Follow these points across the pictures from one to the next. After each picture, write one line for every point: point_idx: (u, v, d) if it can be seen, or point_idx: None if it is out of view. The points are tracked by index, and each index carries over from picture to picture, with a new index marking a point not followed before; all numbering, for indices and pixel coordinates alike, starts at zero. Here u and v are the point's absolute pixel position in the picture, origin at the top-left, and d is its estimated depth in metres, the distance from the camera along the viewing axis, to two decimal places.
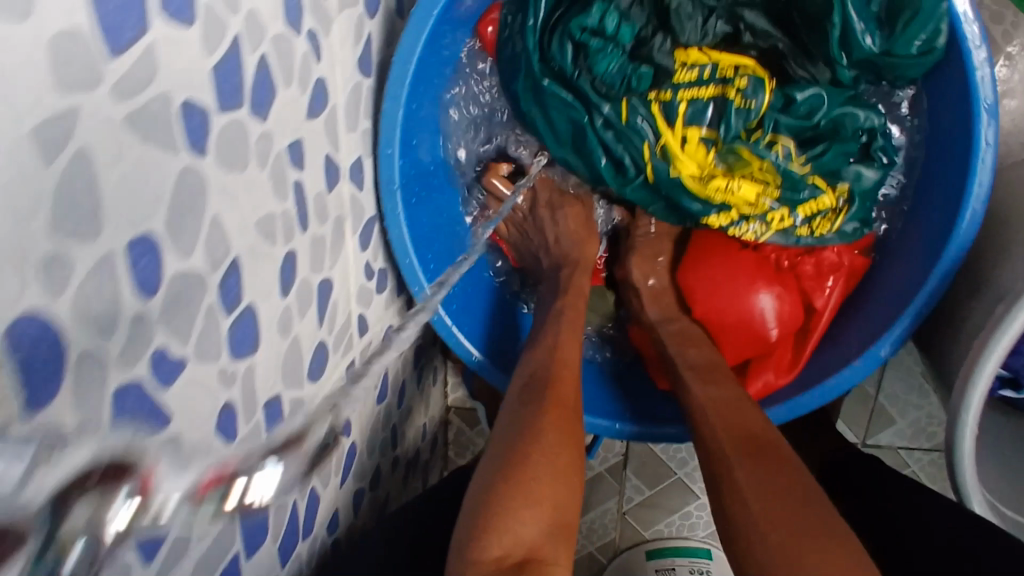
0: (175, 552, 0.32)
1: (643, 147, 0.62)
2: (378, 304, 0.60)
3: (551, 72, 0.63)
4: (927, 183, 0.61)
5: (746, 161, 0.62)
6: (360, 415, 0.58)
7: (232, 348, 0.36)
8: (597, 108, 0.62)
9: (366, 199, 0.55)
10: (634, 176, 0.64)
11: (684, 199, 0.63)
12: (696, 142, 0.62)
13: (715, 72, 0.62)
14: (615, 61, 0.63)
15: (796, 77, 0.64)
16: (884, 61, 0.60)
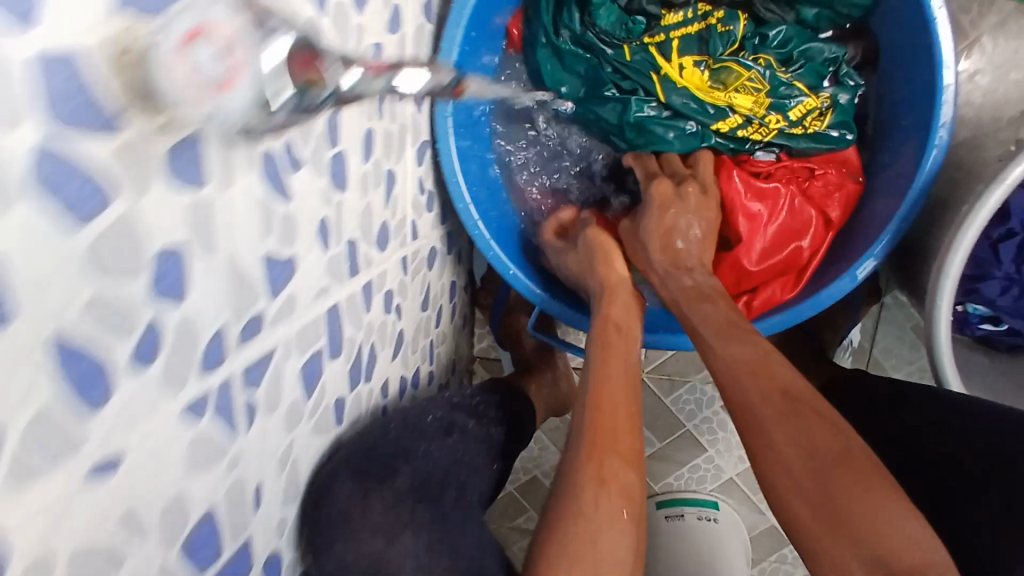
0: (286, 306, 0.42)
1: (649, 78, 0.68)
2: (427, 219, 0.70)
3: (563, 34, 0.69)
4: (891, 108, 0.67)
5: (737, 74, 0.67)
6: (407, 309, 0.67)
7: (329, 173, 0.46)
8: (605, 52, 0.69)
9: (423, 124, 0.66)
10: (645, 102, 0.68)
11: (694, 112, 0.67)
12: (690, 67, 0.68)
13: (694, 13, 0.70)
14: (614, 12, 0.69)
15: (765, 18, 0.70)
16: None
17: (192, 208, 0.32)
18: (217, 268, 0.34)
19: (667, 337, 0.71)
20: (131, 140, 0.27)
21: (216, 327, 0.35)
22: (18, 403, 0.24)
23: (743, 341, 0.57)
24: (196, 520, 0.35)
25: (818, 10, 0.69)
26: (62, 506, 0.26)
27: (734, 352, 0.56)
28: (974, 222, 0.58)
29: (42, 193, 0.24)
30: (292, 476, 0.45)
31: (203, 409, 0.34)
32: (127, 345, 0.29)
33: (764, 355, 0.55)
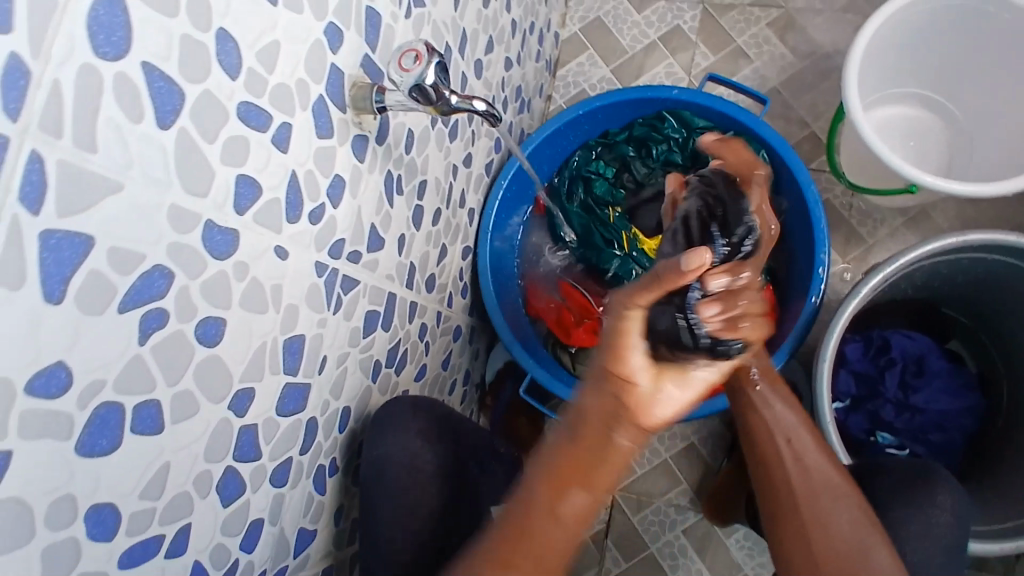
0: (370, 264, 0.68)
1: (621, 235, 1.01)
2: (460, 300, 0.97)
3: (573, 200, 1.04)
4: (791, 263, 0.95)
5: None
6: (433, 352, 0.90)
7: (412, 211, 0.76)
8: (597, 214, 1.03)
9: (471, 234, 0.97)
10: (616, 251, 1.01)
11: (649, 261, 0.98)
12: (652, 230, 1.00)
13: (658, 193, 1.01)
14: (605, 186, 1.03)
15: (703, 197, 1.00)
16: None
17: (353, 166, 0.61)
18: (352, 207, 0.62)
19: None
20: (344, 118, 0.58)
21: (341, 235, 0.61)
22: (272, 186, 0.50)
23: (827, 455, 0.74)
24: (296, 333, 0.56)
25: None
26: (262, 251, 0.50)
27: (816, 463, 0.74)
28: (846, 312, 0.81)
29: (312, 113, 0.54)
30: (341, 378, 0.66)
31: (321, 272, 0.59)
32: (310, 204, 0.55)
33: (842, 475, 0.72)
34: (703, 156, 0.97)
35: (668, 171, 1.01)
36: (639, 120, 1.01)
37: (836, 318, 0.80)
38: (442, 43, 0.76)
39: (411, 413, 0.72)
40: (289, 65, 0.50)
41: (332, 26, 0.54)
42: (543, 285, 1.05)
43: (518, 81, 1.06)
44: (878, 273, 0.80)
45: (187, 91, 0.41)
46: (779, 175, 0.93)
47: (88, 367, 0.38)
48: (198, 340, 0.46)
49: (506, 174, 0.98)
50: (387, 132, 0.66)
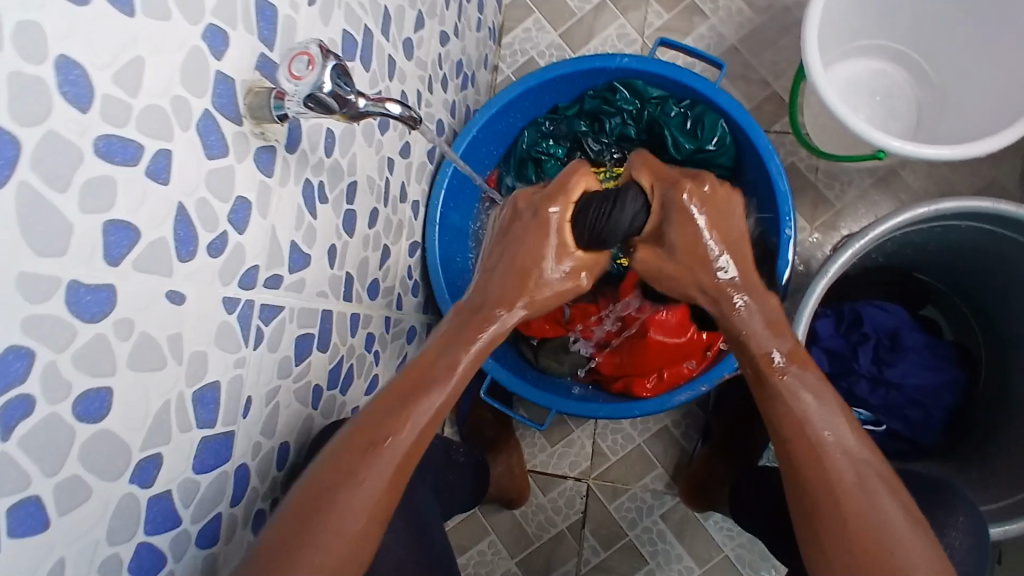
0: (296, 285, 0.61)
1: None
2: (411, 300, 0.91)
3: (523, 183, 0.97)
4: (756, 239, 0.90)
5: None
6: (385, 360, 0.84)
7: (342, 218, 0.69)
8: None
9: (417, 228, 0.90)
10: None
11: None
12: None
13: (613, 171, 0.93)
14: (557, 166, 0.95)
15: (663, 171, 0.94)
16: (700, 156, 0.89)
17: (260, 183, 0.54)
18: (264, 229, 0.55)
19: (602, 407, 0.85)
20: (241, 132, 0.51)
21: (254, 263, 0.54)
22: (154, 226, 0.44)
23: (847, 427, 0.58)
24: (208, 381, 0.50)
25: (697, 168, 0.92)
26: (152, 300, 0.44)
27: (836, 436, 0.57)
28: (814, 293, 0.76)
29: (199, 133, 0.47)
30: (273, 415, 0.60)
31: (233, 307, 0.52)
32: (209, 236, 0.49)
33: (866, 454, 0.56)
34: (660, 128, 0.91)
35: (623, 146, 0.94)
36: (589, 92, 0.93)
37: (804, 301, 0.76)
38: (360, 27, 0.68)
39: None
40: (158, 84, 0.43)
41: (212, 28, 0.47)
42: None
43: (457, 56, 0.98)
44: (846, 249, 0.76)
45: (22, 136, 0.35)
46: (740, 145, 0.87)
47: None
48: (78, 418, 0.40)
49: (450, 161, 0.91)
50: (300, 137, 0.59)
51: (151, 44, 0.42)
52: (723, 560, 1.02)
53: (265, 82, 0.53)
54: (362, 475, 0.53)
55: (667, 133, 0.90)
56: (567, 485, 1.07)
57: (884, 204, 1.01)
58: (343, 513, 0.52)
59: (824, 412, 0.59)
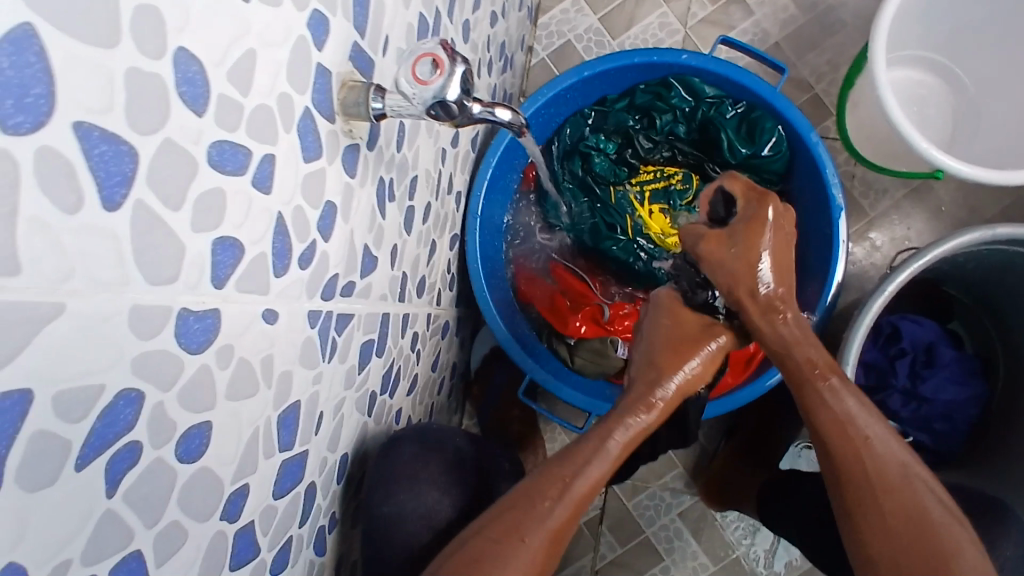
0: (365, 291, 0.57)
1: (625, 219, 0.91)
2: (447, 294, 0.87)
3: (567, 175, 0.93)
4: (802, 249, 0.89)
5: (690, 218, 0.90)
6: (424, 358, 0.81)
7: (404, 215, 0.65)
8: (596, 193, 0.92)
9: (457, 220, 0.85)
10: (619, 237, 0.91)
11: (649, 250, 0.90)
12: (658, 212, 0.91)
13: (663, 171, 0.92)
14: (605, 162, 0.92)
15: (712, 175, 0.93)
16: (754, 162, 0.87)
17: (345, 185, 0.50)
18: (345, 235, 0.51)
19: None
20: (333, 130, 0.47)
21: (335, 272, 0.50)
22: (255, 240, 0.39)
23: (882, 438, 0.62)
24: (291, 404, 0.47)
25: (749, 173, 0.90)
26: (249, 323, 0.40)
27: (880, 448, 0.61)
28: (873, 309, 0.78)
29: (298, 134, 0.42)
30: (338, 429, 0.56)
31: (315, 321, 0.48)
32: (301, 246, 0.44)
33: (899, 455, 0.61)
34: (713, 129, 0.89)
35: (672, 145, 0.93)
36: (641, 86, 0.89)
37: (863, 318, 0.77)
38: (432, 10, 0.63)
39: (422, 463, 0.68)
40: (267, 79, 0.38)
41: (316, 15, 0.42)
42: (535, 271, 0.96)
43: (501, 37, 0.93)
44: (901, 270, 0.78)
45: (140, 146, 0.30)
46: (796, 152, 0.85)
47: (49, 550, 0.29)
48: (179, 460, 0.37)
49: (496, 151, 0.86)
50: (379, 133, 0.55)
51: (264, 35, 0.37)
52: (738, 559, 1.04)
53: (356, 74, 0.48)
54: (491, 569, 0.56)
55: (722, 136, 0.88)
56: None
57: (917, 215, 1.03)
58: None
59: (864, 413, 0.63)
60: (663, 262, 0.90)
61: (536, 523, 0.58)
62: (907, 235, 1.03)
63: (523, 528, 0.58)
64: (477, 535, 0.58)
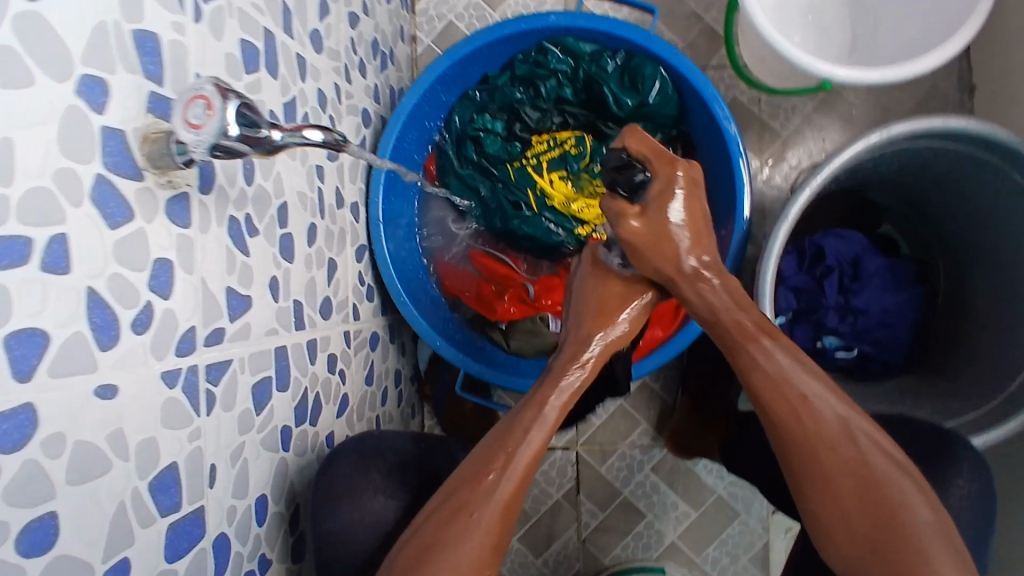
0: (242, 332, 0.57)
1: (527, 194, 0.90)
2: (367, 306, 0.87)
3: (464, 162, 0.91)
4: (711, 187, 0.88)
5: (590, 182, 0.90)
6: (352, 376, 0.81)
7: (279, 245, 0.63)
8: (494, 174, 0.90)
9: (361, 231, 0.84)
10: (525, 213, 0.89)
11: (559, 222, 0.89)
12: (558, 180, 0.90)
13: (556, 137, 0.91)
14: (496, 142, 0.90)
15: (607, 133, 0.91)
16: (644, 111, 0.86)
17: (179, 237, 0.49)
18: (193, 285, 0.50)
19: None
20: (144, 187, 0.46)
21: (189, 324, 0.49)
22: (63, 322, 0.39)
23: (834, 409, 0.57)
24: (163, 467, 0.47)
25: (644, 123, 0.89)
26: (81, 404, 0.40)
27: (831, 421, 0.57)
28: (779, 236, 0.77)
29: (95, 203, 0.41)
30: (243, 473, 0.56)
31: (175, 379, 0.48)
32: (130, 312, 0.44)
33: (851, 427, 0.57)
34: (597, 85, 0.87)
35: (562, 110, 0.91)
36: (519, 57, 0.87)
37: (771, 246, 0.76)
38: (258, 32, 0.61)
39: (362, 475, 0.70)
40: (35, 159, 0.37)
41: (85, 79, 0.40)
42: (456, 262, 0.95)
43: (371, 34, 0.90)
44: (804, 191, 0.77)
45: None
46: (682, 93, 0.84)
47: None
48: (26, 554, 0.36)
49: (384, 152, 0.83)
50: (214, 174, 0.53)
51: (14, 116, 0.36)
52: (719, 500, 1.05)
53: (161, 122, 0.47)
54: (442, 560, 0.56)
55: (606, 91, 0.86)
56: (557, 456, 1.07)
57: (829, 127, 1.01)
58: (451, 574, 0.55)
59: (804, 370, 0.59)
60: (573, 230, 0.90)
61: (485, 499, 0.58)
62: (824, 148, 1.01)
63: (472, 502, 0.58)
64: (431, 519, 0.58)
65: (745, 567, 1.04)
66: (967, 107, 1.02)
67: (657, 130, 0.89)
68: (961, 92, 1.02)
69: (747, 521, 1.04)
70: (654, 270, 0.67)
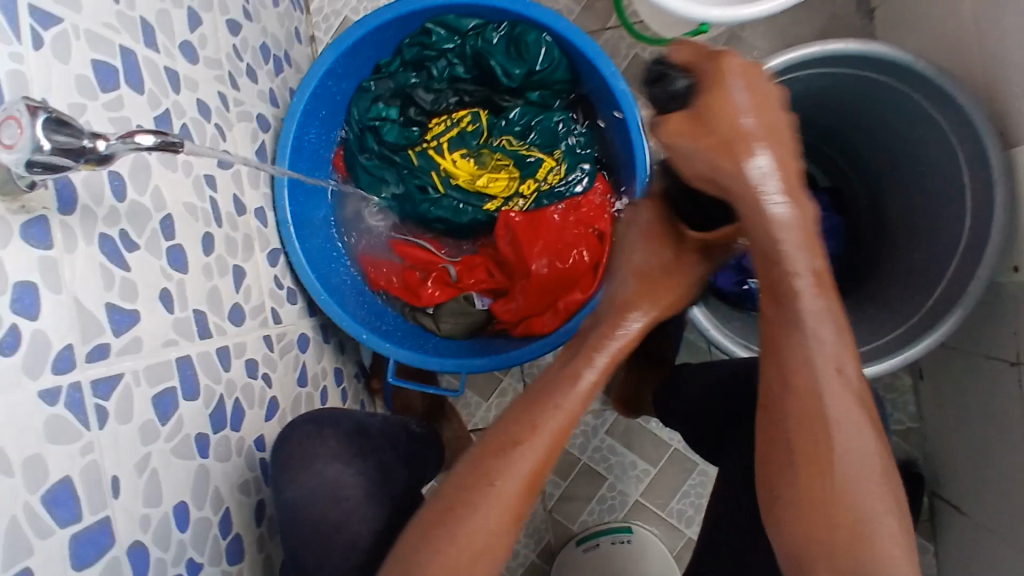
0: (131, 345, 0.57)
1: (432, 176, 0.90)
2: (290, 308, 0.87)
3: (367, 152, 0.92)
4: (613, 145, 0.88)
5: (491, 156, 0.91)
6: (279, 378, 0.81)
7: (168, 256, 0.64)
8: (397, 160, 0.91)
9: (271, 234, 0.85)
10: (432, 196, 0.90)
11: (466, 199, 0.90)
12: (460, 158, 0.91)
13: (453, 117, 0.92)
14: (394, 128, 0.91)
15: (504, 105, 0.92)
16: (535, 78, 0.87)
17: (40, 260, 0.49)
18: (64, 304, 0.51)
19: (503, 356, 0.84)
20: None
21: (65, 342, 0.50)
22: None
23: (855, 405, 0.59)
24: (55, 481, 0.47)
25: (538, 90, 0.90)
26: None
27: (846, 410, 0.58)
28: None
29: None
30: (153, 483, 0.57)
31: (56, 397, 0.48)
32: None
33: (867, 426, 0.58)
34: (485, 60, 0.87)
35: (457, 88, 0.91)
36: (405, 41, 0.88)
37: None
38: (117, 51, 0.60)
39: (319, 442, 0.71)
40: None
41: None
42: (377, 253, 0.95)
43: (261, 38, 0.89)
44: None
45: None
46: (569, 55, 0.85)
47: None
48: None
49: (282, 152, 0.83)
50: (76, 193, 0.53)
51: None
52: (676, 453, 1.06)
53: None
54: (452, 529, 0.57)
55: (495, 64, 0.87)
56: None
57: None
58: (455, 543, 0.57)
59: (835, 348, 0.60)
60: (482, 205, 0.91)
61: (507, 469, 0.59)
62: None
63: (493, 474, 0.59)
64: (454, 483, 0.60)
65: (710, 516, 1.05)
66: (870, 31, 1.03)
67: (553, 95, 0.90)
68: (863, 18, 1.03)
69: (705, 470, 1.05)
70: (711, 174, 0.62)
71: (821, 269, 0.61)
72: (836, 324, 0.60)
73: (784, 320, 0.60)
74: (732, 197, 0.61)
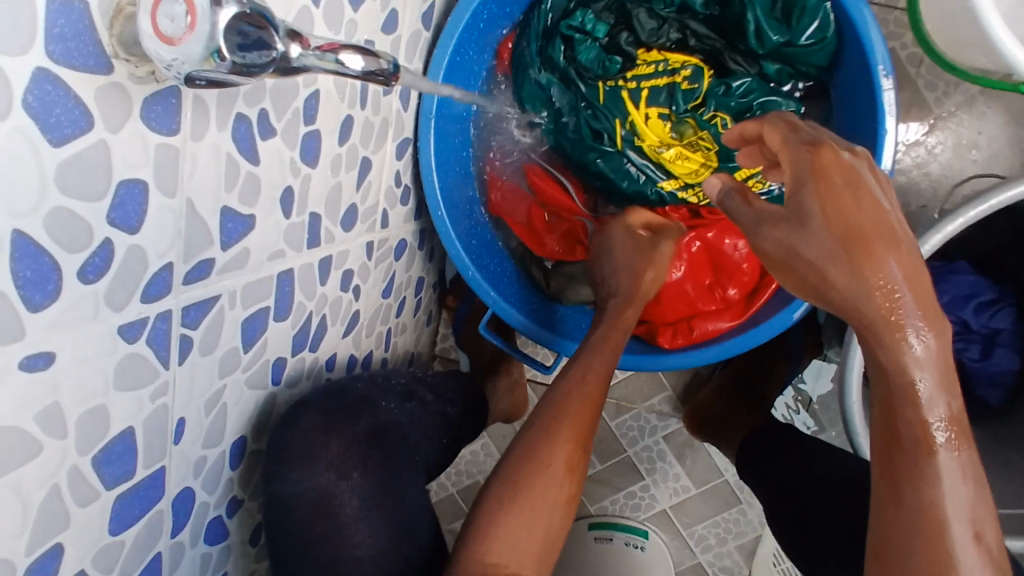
0: (237, 258, 0.46)
1: (614, 124, 0.76)
2: (400, 211, 0.75)
3: (549, 65, 0.77)
4: None
5: (693, 129, 0.75)
6: (367, 292, 0.71)
7: (302, 146, 0.50)
8: (580, 88, 0.76)
9: (408, 120, 0.70)
10: (605, 147, 0.77)
11: (644, 165, 0.77)
12: (655, 117, 0.75)
13: (666, 65, 0.75)
14: (593, 49, 0.76)
15: (731, 67, 0.75)
16: (786, 51, 0.70)
17: (157, 148, 0.36)
18: (172, 210, 0.38)
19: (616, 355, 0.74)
20: (112, 82, 0.32)
21: (163, 260, 0.38)
22: None
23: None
24: (116, 434, 0.38)
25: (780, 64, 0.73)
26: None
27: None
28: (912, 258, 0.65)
29: (30, 110, 0.28)
30: (219, 420, 0.48)
31: (138, 332, 0.38)
32: (76, 258, 0.32)
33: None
34: (738, 4, 0.71)
35: (684, 25, 0.76)
36: None
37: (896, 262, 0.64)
38: None
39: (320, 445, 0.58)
40: None
41: None
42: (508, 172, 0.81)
43: None
44: (954, 218, 0.64)
45: None
46: (844, 42, 0.66)
47: None
48: None
49: (458, 19, 0.67)
50: None
51: None
52: (723, 484, 0.99)
53: None
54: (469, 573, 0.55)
55: (747, 16, 0.70)
56: None
57: (991, 117, 0.87)
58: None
59: (960, 505, 0.48)
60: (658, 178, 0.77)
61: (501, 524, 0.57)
62: (974, 142, 0.87)
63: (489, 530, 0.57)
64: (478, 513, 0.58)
65: (728, 554, 1.00)
66: None
67: (792, 76, 0.74)
68: None
69: (745, 511, 0.99)
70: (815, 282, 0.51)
71: (958, 411, 0.50)
72: (977, 484, 0.50)
73: (911, 475, 0.49)
74: (852, 316, 0.50)
